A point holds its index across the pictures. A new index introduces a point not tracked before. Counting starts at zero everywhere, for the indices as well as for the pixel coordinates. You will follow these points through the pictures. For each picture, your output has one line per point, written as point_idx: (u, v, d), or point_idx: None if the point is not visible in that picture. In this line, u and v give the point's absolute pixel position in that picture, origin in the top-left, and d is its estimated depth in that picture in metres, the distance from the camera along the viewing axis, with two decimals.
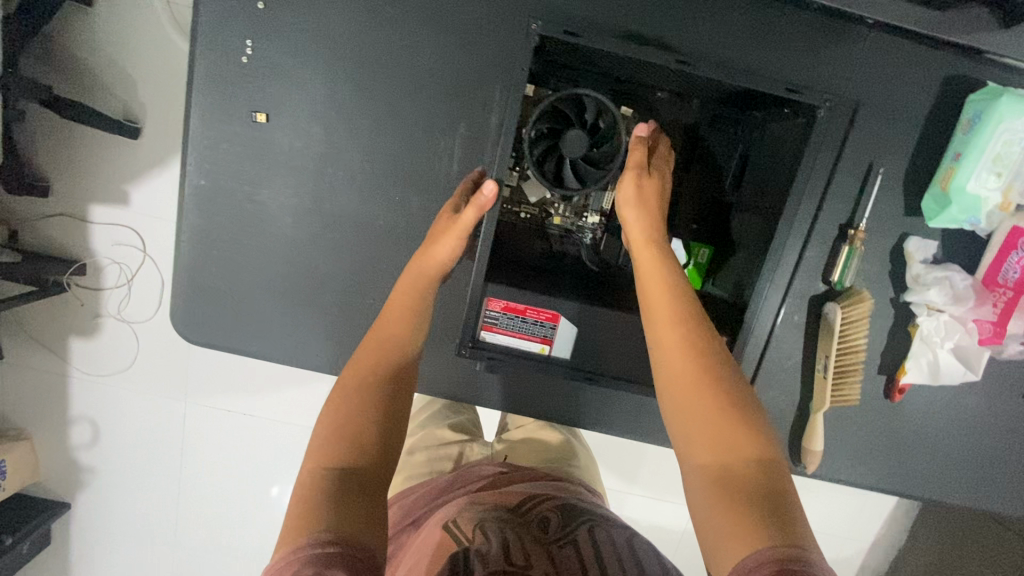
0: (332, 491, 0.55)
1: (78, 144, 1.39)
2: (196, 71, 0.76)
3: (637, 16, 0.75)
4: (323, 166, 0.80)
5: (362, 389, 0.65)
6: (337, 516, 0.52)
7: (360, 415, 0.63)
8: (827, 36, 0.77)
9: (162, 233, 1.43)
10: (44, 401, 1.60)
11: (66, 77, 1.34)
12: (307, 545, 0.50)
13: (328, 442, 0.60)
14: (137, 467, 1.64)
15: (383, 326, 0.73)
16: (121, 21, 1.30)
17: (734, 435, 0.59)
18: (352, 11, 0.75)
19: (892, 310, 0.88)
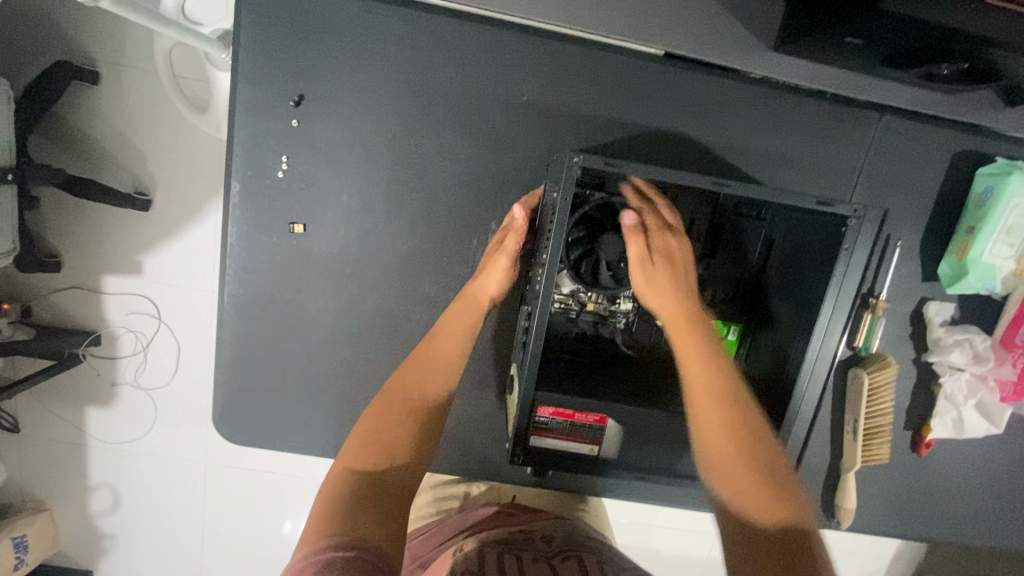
0: (353, 501, 0.59)
1: (89, 216, 1.39)
2: (232, 186, 0.78)
3: (658, 115, 0.79)
4: (359, 268, 0.82)
5: (401, 406, 0.70)
6: (354, 525, 0.56)
7: (392, 437, 0.67)
8: (840, 121, 0.81)
9: (178, 302, 1.43)
10: (63, 471, 1.59)
11: (75, 152, 1.34)
12: (325, 549, 0.53)
13: (361, 452, 0.66)
14: (158, 530, 1.64)
15: (431, 349, 0.76)
16: (128, 96, 1.30)
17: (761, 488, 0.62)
18: (386, 124, 0.78)
19: (916, 370, 0.91)
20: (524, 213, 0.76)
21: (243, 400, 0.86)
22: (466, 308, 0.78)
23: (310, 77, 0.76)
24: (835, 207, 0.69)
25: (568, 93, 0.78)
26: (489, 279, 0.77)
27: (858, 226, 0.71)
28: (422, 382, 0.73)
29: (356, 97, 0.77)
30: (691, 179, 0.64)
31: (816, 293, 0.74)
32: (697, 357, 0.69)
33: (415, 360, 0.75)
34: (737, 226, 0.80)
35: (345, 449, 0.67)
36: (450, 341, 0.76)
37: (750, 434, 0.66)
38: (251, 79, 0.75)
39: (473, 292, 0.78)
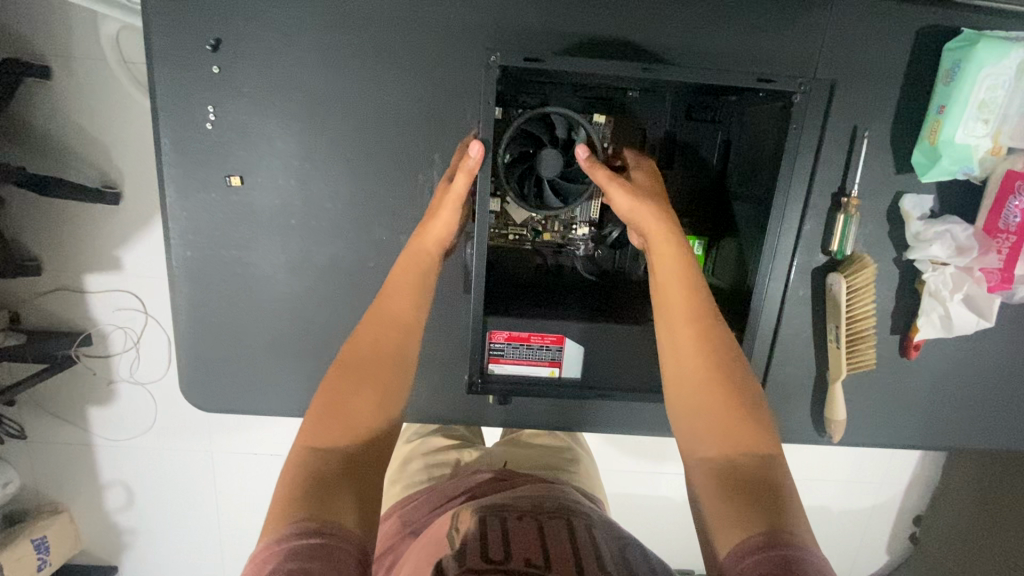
0: (318, 480, 0.57)
1: (61, 216, 1.38)
2: (163, 146, 0.76)
3: (595, 19, 0.75)
4: (305, 218, 0.80)
5: (364, 373, 0.67)
6: (322, 507, 0.55)
7: (355, 402, 0.65)
8: (793, 9, 0.76)
9: (160, 293, 1.42)
10: (74, 472, 1.61)
11: (36, 151, 1.32)
12: (289, 536, 0.52)
13: (321, 424, 0.62)
14: (174, 521, 1.66)
15: (387, 306, 0.73)
16: (80, 87, 1.27)
17: (744, 434, 0.57)
18: (311, 61, 0.74)
19: (898, 269, 0.87)
20: (480, 149, 0.65)
21: (211, 368, 0.86)
22: (420, 254, 0.76)
23: (224, 19, 0.72)
24: (777, 83, 0.66)
25: (498, 8, 0.74)
26: (434, 222, 0.74)
27: (807, 99, 0.67)
28: (382, 338, 0.71)
29: (274, 36, 0.73)
30: (618, 65, 0.65)
31: (769, 184, 0.72)
32: (682, 305, 0.64)
33: (372, 322, 0.72)
34: (689, 129, 0.77)
35: (307, 420, 0.64)
36: (405, 298, 0.74)
37: (738, 381, 0.60)
38: (164, 29, 0.72)
39: (424, 236, 0.75)
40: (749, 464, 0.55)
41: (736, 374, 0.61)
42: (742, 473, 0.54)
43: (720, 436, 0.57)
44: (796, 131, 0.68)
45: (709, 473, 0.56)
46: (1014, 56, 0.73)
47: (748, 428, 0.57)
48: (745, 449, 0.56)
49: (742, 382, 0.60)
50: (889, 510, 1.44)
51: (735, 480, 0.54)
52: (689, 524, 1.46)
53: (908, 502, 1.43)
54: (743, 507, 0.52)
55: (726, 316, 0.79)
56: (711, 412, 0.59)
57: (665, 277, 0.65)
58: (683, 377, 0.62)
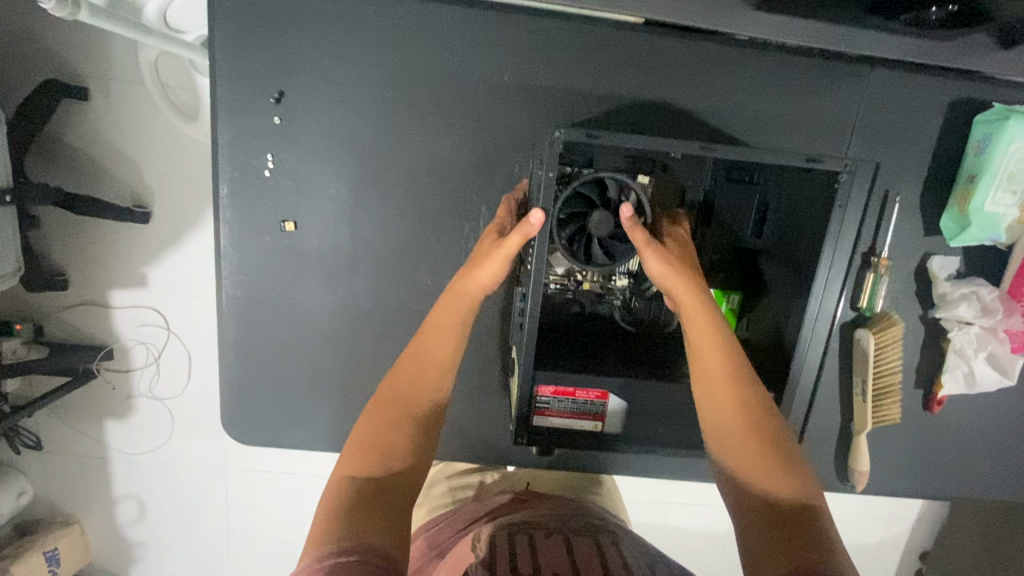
0: (358, 504, 0.59)
1: (91, 233, 1.41)
2: (221, 190, 0.78)
3: (643, 85, 0.78)
4: (352, 261, 0.82)
5: (400, 409, 0.70)
6: (363, 528, 0.56)
7: (390, 439, 0.67)
8: (832, 79, 0.79)
9: (185, 312, 1.44)
10: (87, 484, 1.62)
11: (71, 170, 1.35)
12: (329, 555, 0.53)
13: (361, 457, 0.65)
14: (184, 535, 1.67)
15: (425, 347, 0.75)
16: (118, 110, 1.30)
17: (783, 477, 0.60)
18: (368, 114, 0.77)
19: (923, 326, 0.89)
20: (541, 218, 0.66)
21: (250, 401, 0.87)
22: (461, 299, 0.75)
23: (287, 73, 0.75)
24: (826, 163, 0.70)
25: (550, 70, 0.77)
26: (480, 273, 0.74)
27: (852, 180, 0.71)
28: (416, 379, 0.73)
29: (334, 89, 0.76)
30: (676, 142, 0.66)
31: (811, 252, 0.75)
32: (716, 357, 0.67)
33: (406, 360, 0.74)
34: (729, 192, 0.80)
35: (345, 451, 0.66)
36: (444, 339, 0.75)
37: (775, 434, 0.63)
38: (228, 80, 0.75)
39: (468, 282, 0.74)
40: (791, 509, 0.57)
41: (773, 428, 0.64)
42: (785, 518, 0.56)
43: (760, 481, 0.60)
44: (839, 205, 0.72)
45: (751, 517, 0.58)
46: None
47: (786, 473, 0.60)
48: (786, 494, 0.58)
49: (778, 434, 0.63)
50: (900, 547, 1.45)
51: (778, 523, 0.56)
52: (700, 556, 1.47)
53: (915, 541, 1.45)
54: (787, 550, 0.54)
55: (759, 372, 0.81)
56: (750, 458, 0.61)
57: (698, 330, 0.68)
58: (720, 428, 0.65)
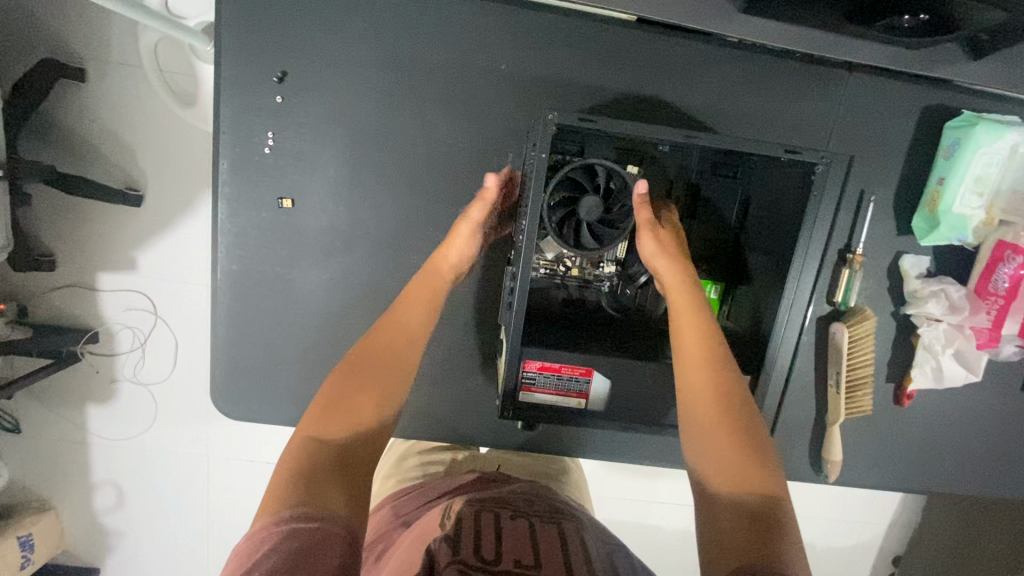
0: (316, 470, 0.61)
1: (81, 215, 1.41)
2: (222, 166, 0.80)
3: (635, 81, 0.82)
4: (349, 240, 0.84)
5: (368, 378, 0.72)
6: (320, 494, 0.57)
7: (359, 404, 0.70)
8: (814, 82, 0.84)
9: (172, 296, 1.44)
10: (65, 469, 1.60)
11: (64, 151, 1.35)
12: (284, 520, 0.55)
13: (325, 419, 0.67)
14: (163, 524, 1.65)
15: (397, 324, 0.78)
16: (115, 92, 1.31)
17: (752, 476, 0.61)
18: (368, 96, 0.80)
19: (895, 323, 0.94)
20: (496, 179, 0.78)
21: (241, 376, 0.89)
22: (433, 278, 0.81)
23: (292, 54, 0.77)
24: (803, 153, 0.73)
25: (546, 62, 0.80)
26: (450, 249, 0.81)
27: (828, 170, 0.74)
28: (389, 353, 0.75)
29: (337, 72, 0.78)
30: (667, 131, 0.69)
31: (791, 244, 0.78)
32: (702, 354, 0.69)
33: (378, 334, 0.77)
34: (713, 185, 0.83)
35: (307, 416, 0.68)
36: (415, 316, 0.79)
37: (747, 424, 0.65)
38: (234, 58, 0.77)
39: (439, 261, 0.81)
40: (755, 495, 0.59)
41: (745, 417, 0.66)
42: (748, 502, 0.58)
43: (727, 474, 0.61)
44: (818, 198, 0.75)
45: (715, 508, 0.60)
46: (1009, 138, 0.81)
47: (754, 470, 0.61)
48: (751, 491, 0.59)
49: (750, 424, 0.66)
50: (872, 547, 1.49)
51: (740, 515, 0.57)
52: (678, 553, 1.50)
53: (888, 542, 1.48)
54: (745, 531, 0.56)
55: (741, 359, 0.84)
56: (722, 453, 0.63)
57: (687, 329, 0.71)
58: (699, 422, 0.66)
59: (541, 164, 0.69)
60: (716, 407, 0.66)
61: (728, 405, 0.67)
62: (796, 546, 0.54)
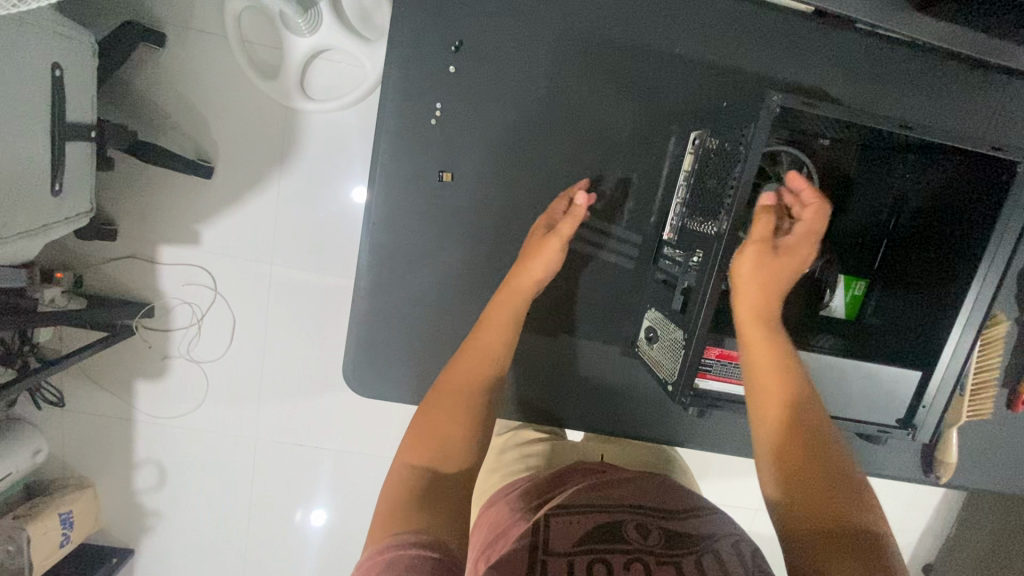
0: (416, 496, 0.61)
1: (150, 184, 1.36)
2: (383, 135, 0.78)
3: (806, 72, 0.81)
4: (501, 218, 0.83)
5: (451, 401, 0.71)
6: (419, 520, 0.57)
7: (454, 427, 0.69)
8: (977, 87, 0.84)
9: (235, 272, 1.40)
10: (104, 446, 1.54)
11: (138, 118, 1.31)
12: (392, 546, 0.55)
13: (418, 448, 0.67)
14: (202, 507, 1.59)
15: (482, 343, 0.76)
16: (198, 60, 1.28)
17: (839, 505, 0.60)
18: (536, 72, 0.78)
19: (1017, 328, 0.95)
20: (585, 199, 0.78)
21: (375, 352, 0.87)
22: (513, 296, 0.78)
23: (468, 24, 0.76)
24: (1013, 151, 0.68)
25: (714, 48, 0.79)
26: (535, 263, 0.77)
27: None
28: (474, 371, 0.74)
29: (511, 45, 0.77)
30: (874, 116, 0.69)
31: (971, 247, 0.73)
32: (776, 379, 0.67)
33: (466, 356, 0.75)
34: (868, 181, 0.85)
35: (405, 440, 0.68)
36: (496, 330, 0.77)
37: (833, 464, 0.63)
38: (410, 25, 0.75)
39: (520, 278, 0.78)
40: (848, 533, 0.57)
41: (830, 456, 0.64)
42: (840, 539, 0.57)
43: (814, 505, 0.60)
44: (1019, 199, 0.69)
45: (806, 539, 0.58)
46: None
47: (842, 500, 0.60)
48: (849, 523, 0.58)
49: (836, 464, 0.63)
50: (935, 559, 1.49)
51: (839, 549, 0.56)
52: None
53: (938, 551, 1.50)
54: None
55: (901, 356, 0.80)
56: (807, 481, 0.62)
57: (759, 354, 0.68)
58: (779, 450, 0.65)
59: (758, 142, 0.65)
60: (797, 444, 0.64)
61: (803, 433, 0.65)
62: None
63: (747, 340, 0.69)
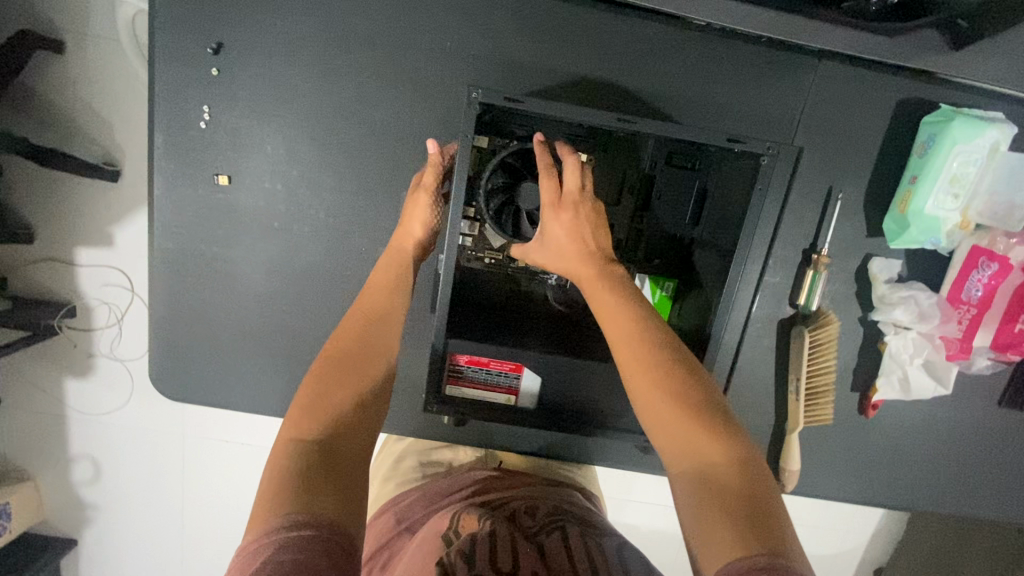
0: (306, 468, 0.53)
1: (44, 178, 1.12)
2: (156, 141, 0.78)
3: (585, 62, 0.78)
4: (287, 221, 0.81)
5: (342, 364, 0.65)
6: (312, 498, 0.50)
7: (343, 391, 0.62)
8: (778, 69, 0.79)
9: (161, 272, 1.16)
10: (41, 447, 1.31)
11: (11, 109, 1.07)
12: (278, 528, 0.47)
13: (305, 416, 0.58)
14: (136, 521, 1.37)
15: (371, 302, 0.72)
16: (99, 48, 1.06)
17: (713, 450, 0.55)
18: (305, 71, 0.77)
19: (861, 329, 0.89)
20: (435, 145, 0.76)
21: (177, 356, 0.87)
22: (397, 254, 0.76)
23: (229, 24, 0.75)
24: (748, 144, 0.72)
25: (487, 41, 0.77)
26: (412, 222, 0.76)
27: (773, 164, 0.72)
28: (370, 331, 0.69)
29: (276, 44, 0.76)
30: (597, 115, 0.69)
31: (735, 236, 0.75)
32: (631, 338, 0.62)
33: (350, 317, 0.70)
34: (672, 177, 0.76)
35: (289, 413, 0.60)
36: (387, 290, 0.73)
37: (702, 401, 0.58)
38: (170, 26, 0.74)
39: (403, 235, 0.77)
40: (731, 479, 0.53)
41: (698, 392, 0.59)
42: (722, 488, 0.53)
43: (689, 455, 0.56)
44: (762, 190, 0.73)
45: (689, 495, 0.54)
46: (988, 136, 0.75)
47: (716, 441, 0.56)
48: (722, 468, 0.54)
49: (705, 400, 0.59)
50: None
51: (717, 499, 0.52)
52: None
53: None
54: (724, 531, 0.50)
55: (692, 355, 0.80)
56: (679, 433, 0.57)
57: (610, 317, 0.64)
58: (653, 407, 0.59)
59: (467, 147, 0.67)
60: (669, 394, 0.59)
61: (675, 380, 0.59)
62: (785, 520, 0.51)
63: (598, 304, 0.65)
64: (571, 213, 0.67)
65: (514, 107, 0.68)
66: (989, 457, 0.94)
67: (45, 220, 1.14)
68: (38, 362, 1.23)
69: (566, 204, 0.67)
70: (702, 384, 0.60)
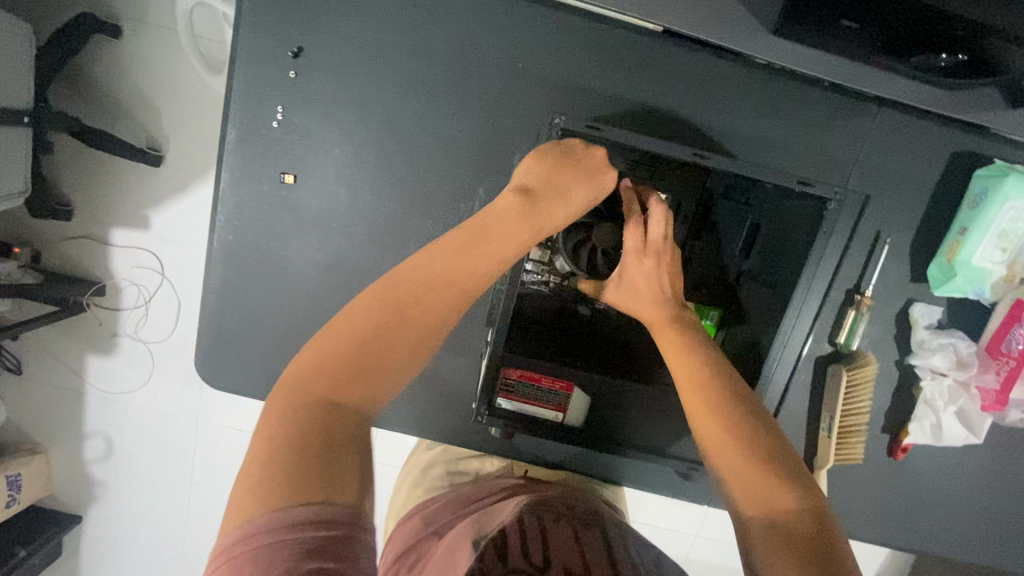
0: (300, 453, 0.47)
1: (92, 158, 1.14)
2: (227, 135, 0.80)
3: (653, 92, 0.80)
4: (345, 223, 0.83)
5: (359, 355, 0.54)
6: (311, 486, 0.45)
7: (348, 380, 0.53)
8: (839, 114, 0.81)
9: (195, 261, 1.18)
10: (60, 422, 1.32)
11: (70, 90, 1.10)
12: (281, 527, 0.43)
13: (296, 402, 0.50)
14: (143, 502, 1.37)
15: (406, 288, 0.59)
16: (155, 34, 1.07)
17: (779, 492, 0.56)
18: (379, 80, 0.79)
19: (898, 372, 0.90)
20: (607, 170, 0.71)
21: (222, 344, 0.88)
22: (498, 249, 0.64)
23: (310, 30, 0.77)
24: (813, 189, 0.73)
25: (559, 66, 0.79)
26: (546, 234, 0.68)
27: (838, 211, 0.73)
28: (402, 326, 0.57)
29: (353, 53, 0.78)
30: (671, 147, 0.71)
31: (794, 276, 0.76)
32: (698, 376, 0.64)
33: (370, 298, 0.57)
34: (726, 212, 0.80)
35: (272, 396, 0.51)
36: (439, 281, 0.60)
37: (769, 443, 0.59)
38: (253, 28, 0.77)
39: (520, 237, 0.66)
40: (798, 521, 0.54)
41: (767, 437, 0.60)
42: (785, 530, 0.53)
43: (753, 494, 0.57)
44: (825, 235, 0.74)
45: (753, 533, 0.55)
46: None
47: (781, 483, 0.56)
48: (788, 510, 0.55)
49: (774, 444, 0.59)
50: None
51: (783, 540, 0.53)
52: None
53: None
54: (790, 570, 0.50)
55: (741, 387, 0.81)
56: (744, 471, 0.58)
57: (677, 356, 0.66)
58: (718, 445, 0.60)
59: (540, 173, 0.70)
60: (734, 434, 0.60)
61: (740, 421, 0.61)
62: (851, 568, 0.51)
63: (665, 344, 0.68)
64: (647, 259, 0.70)
65: (592, 134, 0.73)
66: (1015, 508, 0.95)
67: (87, 198, 1.16)
68: (68, 336, 1.25)
69: (649, 251, 0.70)
70: (768, 427, 0.61)
